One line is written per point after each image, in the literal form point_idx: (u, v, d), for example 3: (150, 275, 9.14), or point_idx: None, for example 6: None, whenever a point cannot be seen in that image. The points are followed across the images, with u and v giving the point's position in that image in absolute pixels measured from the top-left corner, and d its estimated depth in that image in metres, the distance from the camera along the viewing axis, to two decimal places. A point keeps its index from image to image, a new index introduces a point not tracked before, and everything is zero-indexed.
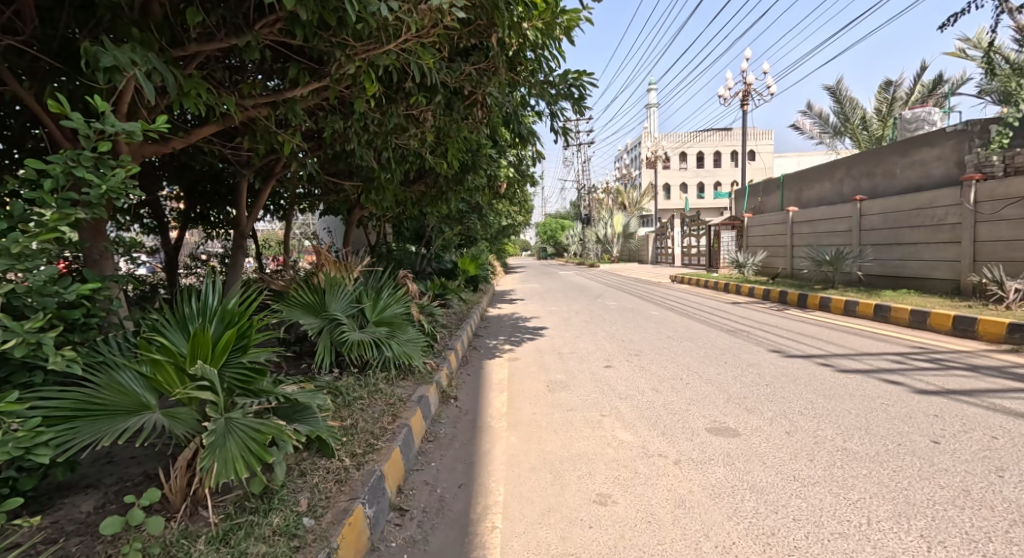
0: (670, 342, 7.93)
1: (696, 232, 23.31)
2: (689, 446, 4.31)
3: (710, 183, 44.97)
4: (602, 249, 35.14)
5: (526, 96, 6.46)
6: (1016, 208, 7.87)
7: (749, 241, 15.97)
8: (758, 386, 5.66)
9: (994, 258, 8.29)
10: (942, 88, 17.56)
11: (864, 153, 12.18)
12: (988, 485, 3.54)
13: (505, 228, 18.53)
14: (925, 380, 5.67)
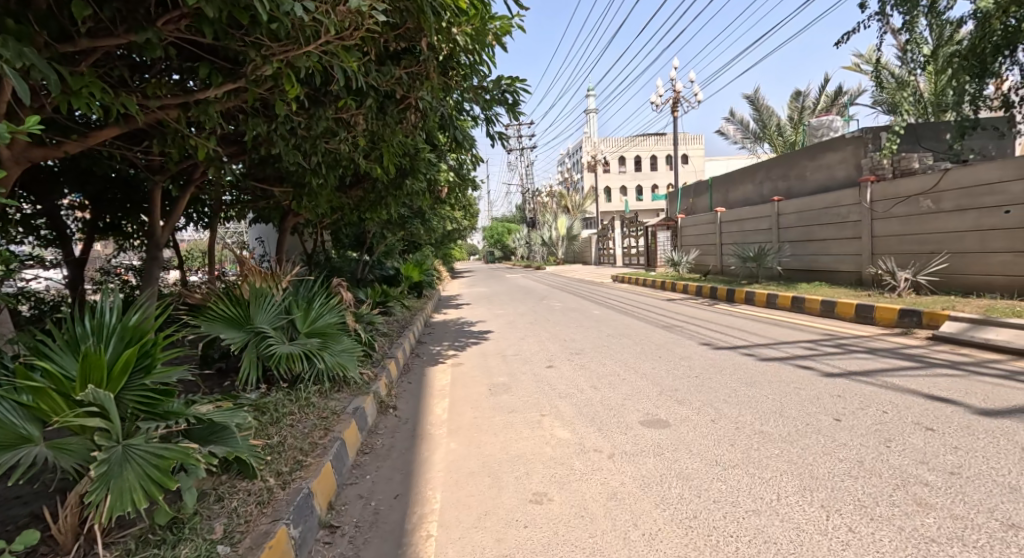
0: (609, 340, 8.08)
1: (635, 233, 23.93)
2: (622, 439, 4.39)
3: (645, 186, 46.39)
4: (547, 251, 35.55)
5: (461, 101, 6.43)
6: (904, 206, 8.54)
7: (683, 240, 16.53)
8: (689, 378, 5.86)
9: (888, 251, 8.96)
10: (845, 99, 18.94)
11: (779, 158, 12.94)
12: (884, 455, 3.80)
13: (450, 232, 18.35)
14: (833, 363, 6.06)
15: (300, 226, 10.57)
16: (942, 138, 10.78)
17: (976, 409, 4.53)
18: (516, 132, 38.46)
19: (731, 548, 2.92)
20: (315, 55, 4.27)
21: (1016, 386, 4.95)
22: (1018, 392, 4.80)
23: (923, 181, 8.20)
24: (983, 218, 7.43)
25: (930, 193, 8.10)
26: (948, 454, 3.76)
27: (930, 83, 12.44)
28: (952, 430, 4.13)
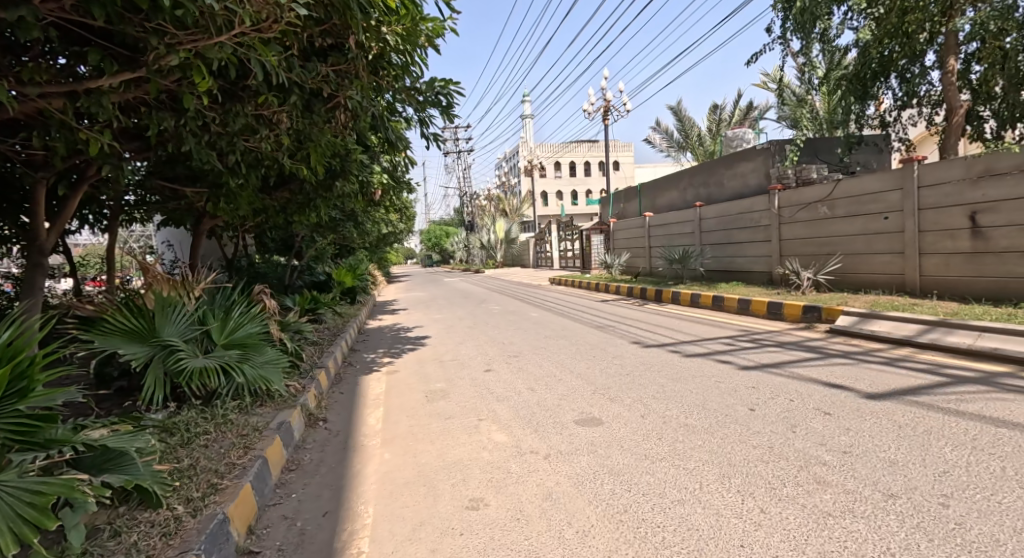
0: (547, 342, 7.69)
1: (570, 236, 23.89)
2: (557, 438, 3.98)
3: (581, 191, 46.86)
4: (486, 255, 35.02)
5: (392, 101, 5.88)
6: (805, 212, 8.58)
7: (614, 242, 16.38)
8: (620, 375, 5.53)
9: (794, 253, 8.95)
10: (756, 114, 19.68)
11: (699, 166, 13.06)
12: (789, 439, 3.63)
13: (384, 237, 17.55)
14: (746, 357, 5.91)
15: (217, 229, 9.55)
16: (835, 153, 10.87)
17: (862, 392, 4.49)
18: (452, 136, 37.74)
19: (658, 538, 2.65)
20: (229, 47, 3.61)
21: (896, 371, 4.99)
22: (894, 376, 4.84)
23: (820, 189, 8.25)
24: (869, 223, 7.56)
25: (826, 200, 8.16)
26: (840, 435, 3.66)
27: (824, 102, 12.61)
28: (844, 413, 4.05)
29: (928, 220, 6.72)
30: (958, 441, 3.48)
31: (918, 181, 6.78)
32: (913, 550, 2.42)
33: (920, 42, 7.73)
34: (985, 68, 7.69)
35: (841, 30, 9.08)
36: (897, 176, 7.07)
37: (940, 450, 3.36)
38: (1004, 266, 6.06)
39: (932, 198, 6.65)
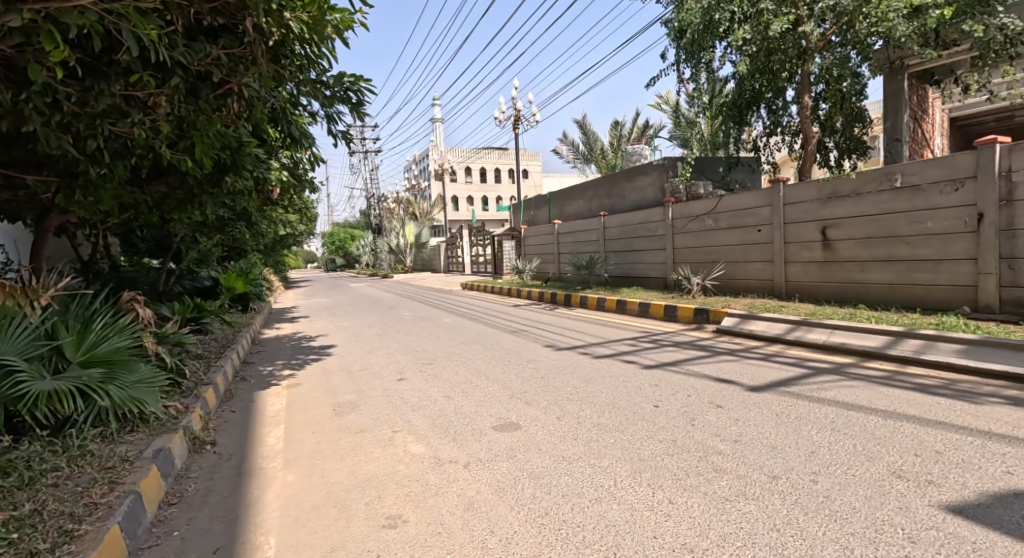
0: (463, 349, 7.64)
1: (481, 242, 23.99)
2: (476, 446, 3.90)
3: (492, 197, 47.19)
4: (395, 259, 34.12)
5: (295, 92, 5.04)
6: (695, 224, 9.08)
7: (523, 249, 16.56)
8: (536, 379, 5.60)
9: (684, 261, 9.46)
10: (655, 132, 20.78)
11: (603, 178, 13.56)
12: (689, 432, 3.86)
13: (281, 238, 16.43)
14: (649, 357, 6.18)
15: (68, 226, 7.64)
16: (717, 172, 11.52)
17: (748, 386, 4.87)
18: (360, 137, 36.55)
19: (579, 538, 2.68)
20: (93, 12, 2.87)
21: (774, 364, 5.49)
22: (775, 370, 5.30)
23: (707, 203, 8.79)
24: (745, 235, 8.14)
25: (711, 213, 8.69)
26: (731, 426, 3.95)
27: (707, 126, 13.62)
28: (734, 405, 4.38)
29: (791, 232, 7.39)
30: (821, 423, 3.88)
31: (784, 199, 7.44)
32: (795, 524, 2.68)
33: (783, 78, 8.13)
34: (828, 105, 8.23)
35: (722, 62, 9.24)
36: (767, 194, 7.72)
37: (809, 433, 3.72)
38: (850, 273, 6.75)
39: (796, 214, 7.30)
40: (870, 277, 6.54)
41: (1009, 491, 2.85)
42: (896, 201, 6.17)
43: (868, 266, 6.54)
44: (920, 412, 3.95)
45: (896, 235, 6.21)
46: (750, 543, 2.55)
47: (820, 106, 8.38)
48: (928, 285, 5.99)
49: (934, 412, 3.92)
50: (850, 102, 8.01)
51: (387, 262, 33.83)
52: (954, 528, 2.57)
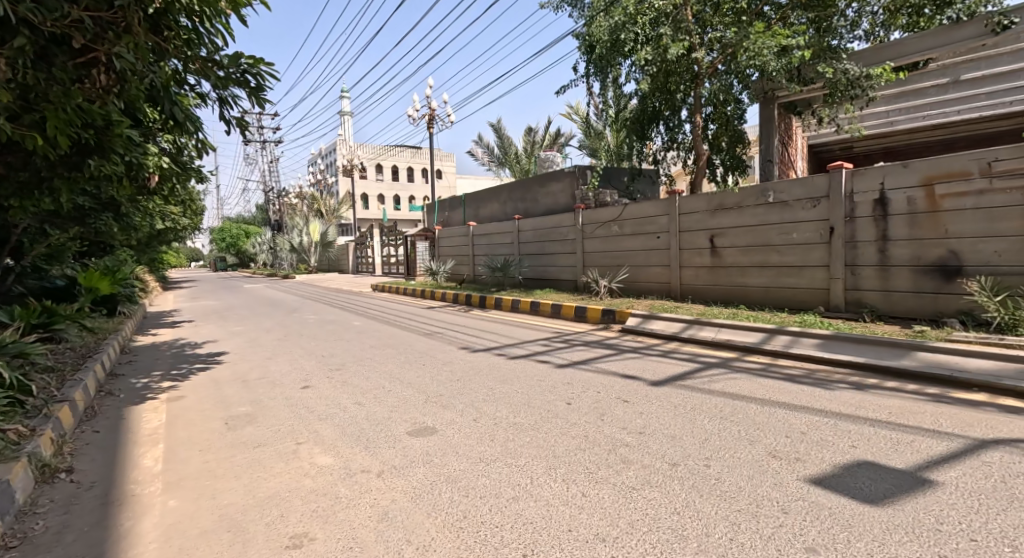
0: (374, 353, 7.50)
1: (393, 242, 23.58)
2: (390, 453, 3.86)
3: (405, 197, 46.59)
4: (296, 258, 32.49)
5: (182, 71, 4.60)
6: (602, 229, 9.66)
7: (437, 250, 16.62)
8: (452, 382, 5.74)
9: (592, 264, 10.03)
10: (567, 141, 21.59)
11: (517, 182, 14.00)
12: (599, 427, 4.14)
13: (159, 232, 14.80)
14: (562, 356, 6.60)
15: None
16: (622, 181, 12.29)
17: (649, 381, 5.35)
18: (258, 127, 34.39)
19: (497, 539, 2.79)
20: None
21: (671, 360, 6.08)
22: (672, 365, 5.86)
23: (613, 210, 9.37)
24: (647, 242, 8.80)
25: (617, 220, 9.29)
26: (635, 419, 4.30)
27: (614, 137, 14.42)
28: (638, 399, 4.80)
29: (684, 240, 8.12)
30: (712, 413, 4.33)
31: (679, 210, 8.15)
32: (691, 506, 2.96)
33: (678, 99, 8.89)
34: (716, 126, 9.11)
35: (628, 79, 9.85)
36: (664, 204, 8.41)
37: (704, 422, 4.13)
38: (731, 278, 7.53)
39: (689, 222, 8.01)
40: (749, 280, 7.32)
41: (853, 462, 3.31)
42: (769, 215, 6.99)
43: (748, 271, 7.32)
44: (790, 399, 4.51)
45: (769, 244, 7.03)
46: (654, 527, 2.79)
47: (708, 127, 9.22)
48: (792, 288, 6.85)
49: (803, 399, 4.49)
50: (734, 125, 9.02)
51: (288, 261, 32.20)
52: (813, 497, 2.96)
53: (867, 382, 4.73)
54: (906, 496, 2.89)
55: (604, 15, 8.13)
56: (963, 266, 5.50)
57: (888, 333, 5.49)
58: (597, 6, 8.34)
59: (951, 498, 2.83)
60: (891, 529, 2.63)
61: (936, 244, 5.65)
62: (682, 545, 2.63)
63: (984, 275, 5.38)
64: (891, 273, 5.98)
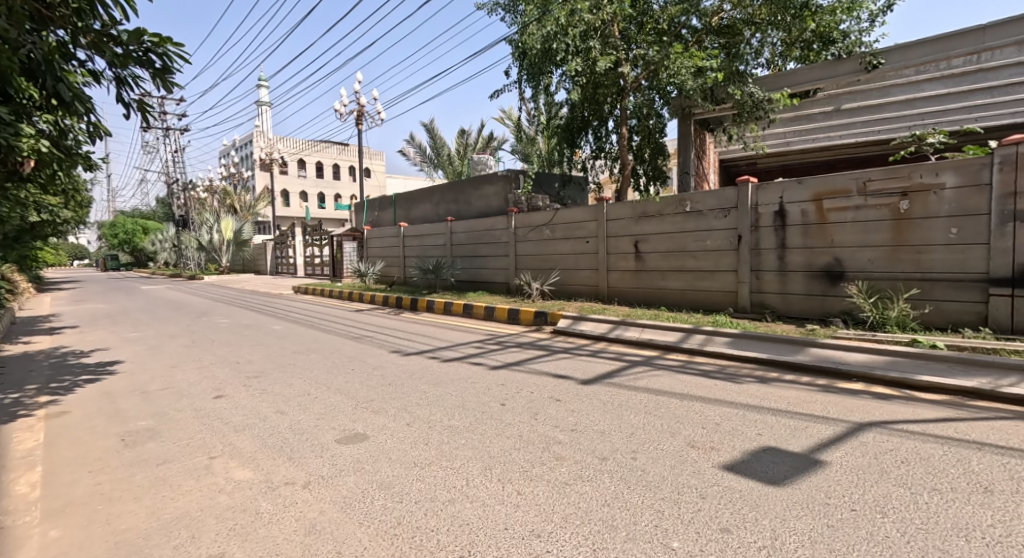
0: (297, 359, 7.13)
1: (320, 242, 22.52)
2: (316, 462, 3.76)
3: (331, 196, 45.09)
4: (205, 259, 29.73)
5: (70, 43, 4.35)
6: (534, 233, 9.93)
7: (367, 251, 16.35)
8: (383, 386, 5.67)
9: (524, 267, 10.27)
10: (500, 145, 21.87)
11: (450, 184, 14.08)
12: (533, 425, 4.31)
13: (32, 225, 13.15)
14: (497, 357, 6.79)
15: None
16: (553, 187, 12.69)
17: (581, 380, 5.63)
18: None
19: (434, 542, 2.85)
20: None
21: (599, 359, 6.41)
22: (600, 365, 6.18)
23: (545, 214, 9.65)
24: (577, 246, 9.16)
25: (549, 224, 9.58)
26: (567, 417, 4.51)
27: (546, 143, 14.83)
28: (570, 398, 5.02)
29: (611, 245, 8.53)
30: (637, 408, 4.65)
31: (607, 216, 8.54)
32: (621, 497, 3.15)
33: (606, 111, 9.38)
34: (639, 138, 9.63)
35: (558, 87, 10.15)
36: (593, 210, 8.80)
37: (631, 418, 4.40)
38: (652, 280, 8.01)
39: (616, 228, 8.42)
40: (669, 284, 7.80)
41: (759, 448, 3.67)
42: (687, 223, 7.48)
43: (667, 275, 7.80)
44: (705, 393, 4.91)
45: (686, 250, 7.52)
46: (586, 520, 2.95)
47: (632, 139, 9.76)
48: (706, 291, 7.37)
49: (715, 392, 4.92)
50: (655, 138, 9.54)
51: (197, 260, 29.76)
52: (727, 482, 3.23)
53: (768, 375, 5.23)
54: (801, 476, 3.26)
55: (536, 23, 8.24)
56: (845, 271, 6.21)
57: (785, 332, 5.98)
58: (530, 13, 8.41)
59: (837, 474, 3.23)
60: (792, 506, 2.93)
61: (824, 252, 6.35)
62: (612, 534, 2.82)
63: (860, 279, 6.11)
64: (788, 277, 6.63)
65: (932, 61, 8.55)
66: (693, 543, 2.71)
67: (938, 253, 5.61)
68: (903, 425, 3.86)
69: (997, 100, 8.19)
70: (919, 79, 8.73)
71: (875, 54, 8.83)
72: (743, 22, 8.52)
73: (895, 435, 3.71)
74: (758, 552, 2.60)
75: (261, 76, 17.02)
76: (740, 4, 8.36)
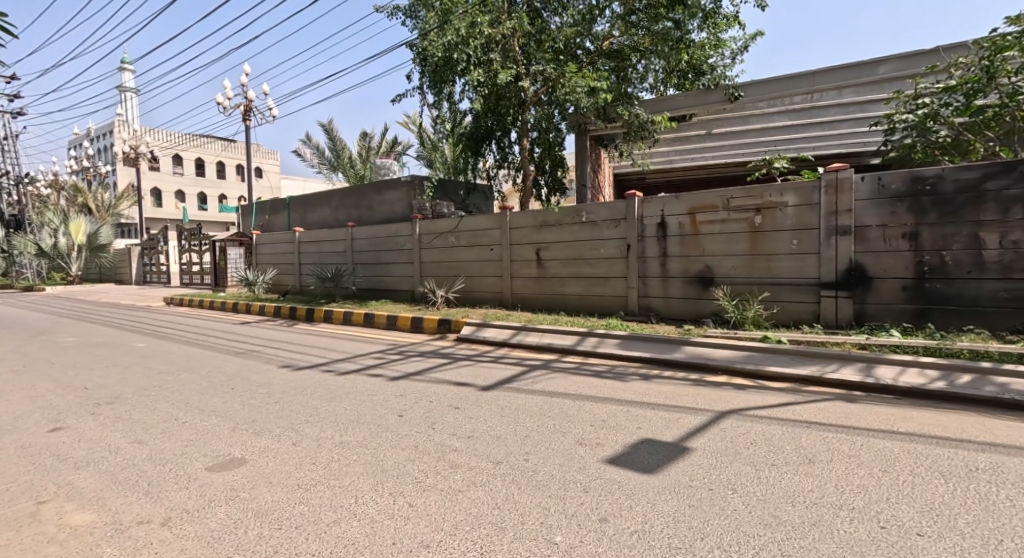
0: (161, 380, 6.24)
1: (200, 248, 19.71)
2: (180, 495, 3.42)
3: (214, 196, 40.36)
4: (48, 266, 25.55)
5: None
6: (439, 240, 9.97)
7: (257, 258, 15.46)
8: (268, 404, 5.22)
9: (429, 274, 10.28)
10: (402, 149, 21.70)
11: (350, 187, 13.76)
12: (430, 435, 4.33)
13: None
14: (397, 368, 6.75)
15: None
16: (459, 195, 12.85)
17: (481, 387, 5.79)
18: None
19: None
20: None
21: (501, 365, 6.62)
22: (501, 370, 6.40)
23: (449, 221, 9.73)
24: (481, 253, 9.35)
25: (453, 231, 9.68)
26: (464, 424, 4.61)
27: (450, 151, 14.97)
28: (469, 405, 5.13)
29: (515, 253, 8.80)
30: (533, 411, 4.88)
31: (509, 224, 8.81)
32: (511, 499, 3.29)
33: (508, 121, 9.65)
34: (542, 150, 10.02)
35: (462, 95, 10.28)
36: (496, 218, 9.04)
37: (526, 420, 4.62)
38: (553, 287, 8.36)
39: (519, 236, 8.70)
40: (568, 290, 8.18)
41: (639, 440, 4.01)
42: (583, 232, 7.91)
43: (566, 281, 8.18)
44: (596, 393, 5.25)
45: (583, 258, 7.95)
46: (477, 524, 3.04)
47: (534, 150, 10.07)
48: (601, 296, 7.84)
49: (603, 392, 5.27)
50: (555, 150, 9.84)
51: (35, 267, 25.13)
52: (609, 474, 3.52)
53: (650, 372, 5.70)
54: (670, 463, 3.62)
55: (438, 31, 8.39)
56: (714, 277, 6.88)
57: (665, 332, 6.55)
58: (429, 21, 8.55)
59: (700, 459, 3.63)
60: (664, 492, 3.26)
61: (697, 260, 6.99)
62: (500, 536, 2.93)
63: (725, 284, 6.80)
64: (668, 282, 7.22)
65: (779, 97, 9.88)
66: (575, 535, 2.90)
67: (786, 261, 6.39)
68: (754, 411, 4.39)
69: (825, 133, 9.57)
70: (770, 110, 10.06)
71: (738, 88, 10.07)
72: (630, 48, 9.23)
73: (748, 420, 4.21)
74: (631, 537, 2.85)
75: (123, 56, 15.07)
76: (627, 31, 9.02)
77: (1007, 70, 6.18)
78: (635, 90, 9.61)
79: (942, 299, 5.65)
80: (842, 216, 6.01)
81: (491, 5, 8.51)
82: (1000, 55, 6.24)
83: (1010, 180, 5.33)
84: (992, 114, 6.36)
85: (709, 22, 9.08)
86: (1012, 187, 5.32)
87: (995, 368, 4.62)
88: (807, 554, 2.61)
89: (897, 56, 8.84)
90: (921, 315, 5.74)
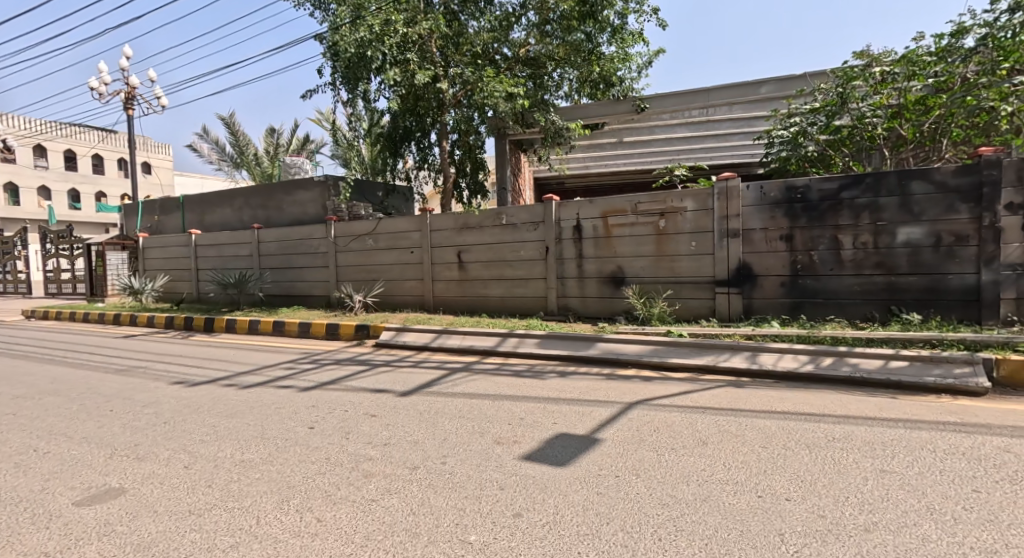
0: (17, 408, 5.65)
1: (72, 253, 17.95)
2: (37, 537, 3.16)
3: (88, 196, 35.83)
4: None
5: None
6: (357, 243, 9.80)
7: (147, 263, 14.44)
8: (157, 425, 4.94)
9: (348, 278, 10.04)
10: (312, 148, 21.05)
11: (257, 187, 13.17)
12: (344, 446, 4.29)
13: None
14: (307, 379, 6.56)
15: None
16: (377, 196, 12.62)
17: (400, 392, 5.78)
18: None
19: None
20: None
21: (422, 369, 6.62)
22: (417, 375, 6.40)
23: (367, 224, 9.60)
24: (401, 255, 9.29)
25: (371, 234, 9.54)
26: (381, 431, 4.59)
27: (367, 151, 14.67)
28: (387, 412, 5.11)
29: (435, 255, 8.82)
30: (453, 414, 4.94)
31: (430, 226, 8.81)
32: (427, 503, 3.34)
33: (427, 123, 9.66)
34: (462, 153, 10.12)
35: (377, 94, 10.13)
36: (416, 221, 9.03)
37: (445, 424, 4.68)
38: (475, 289, 8.45)
39: (439, 238, 8.72)
40: (491, 292, 8.29)
41: (554, 436, 4.18)
42: (504, 235, 8.05)
43: (489, 283, 8.29)
44: (515, 392, 5.39)
45: (504, 261, 8.10)
46: (390, 533, 3.06)
47: (454, 153, 10.21)
48: (522, 298, 8.01)
49: (522, 390, 5.42)
50: (475, 152, 10.06)
51: None
52: (524, 471, 3.65)
53: (568, 370, 5.93)
54: (582, 455, 3.81)
55: (349, 27, 8.11)
56: (625, 277, 7.23)
57: (581, 331, 6.80)
58: (342, 15, 8.27)
59: (610, 448, 3.85)
60: (576, 482, 3.44)
61: (610, 261, 7.32)
62: (415, 541, 2.97)
63: (634, 283, 7.19)
64: (584, 283, 7.52)
65: (683, 110, 10.44)
66: (489, 532, 3.00)
67: (687, 261, 6.83)
68: (659, 399, 4.69)
69: (720, 146, 10.32)
70: (671, 122, 10.61)
71: (643, 99, 10.17)
72: (546, 56, 9.49)
73: (653, 409, 4.50)
74: (541, 528, 2.99)
75: None
76: (542, 40, 9.30)
77: (855, 97, 6.99)
78: (548, 96, 9.89)
79: (812, 293, 6.26)
80: (732, 220, 6.53)
81: (406, 4, 8.41)
82: (850, 83, 7.02)
83: (860, 191, 6.01)
84: (846, 133, 7.16)
85: (618, 37, 9.56)
86: (861, 196, 6.01)
87: (851, 349, 5.20)
88: (696, 527, 2.86)
89: (775, 78, 9.56)
90: (795, 308, 6.34)
